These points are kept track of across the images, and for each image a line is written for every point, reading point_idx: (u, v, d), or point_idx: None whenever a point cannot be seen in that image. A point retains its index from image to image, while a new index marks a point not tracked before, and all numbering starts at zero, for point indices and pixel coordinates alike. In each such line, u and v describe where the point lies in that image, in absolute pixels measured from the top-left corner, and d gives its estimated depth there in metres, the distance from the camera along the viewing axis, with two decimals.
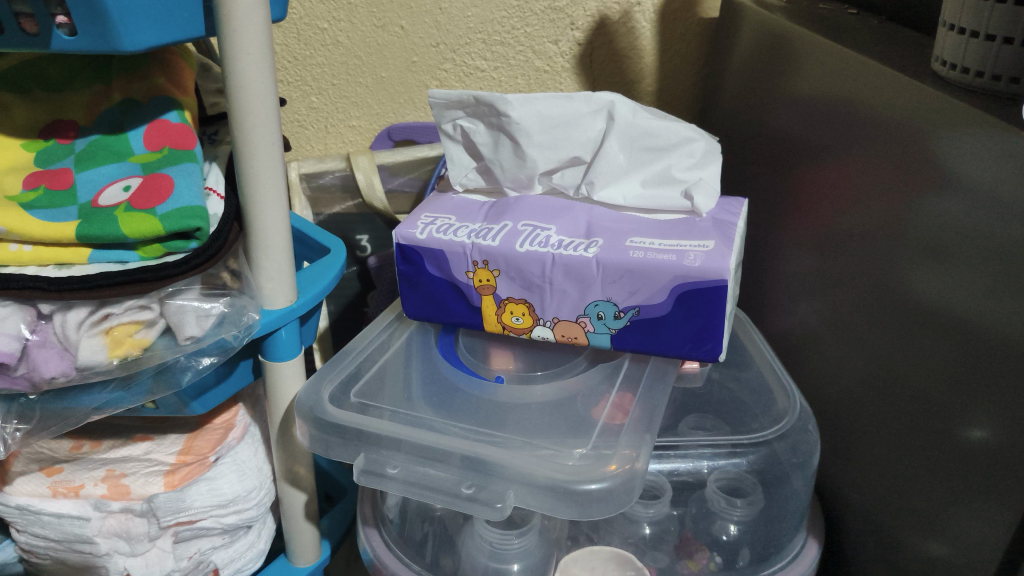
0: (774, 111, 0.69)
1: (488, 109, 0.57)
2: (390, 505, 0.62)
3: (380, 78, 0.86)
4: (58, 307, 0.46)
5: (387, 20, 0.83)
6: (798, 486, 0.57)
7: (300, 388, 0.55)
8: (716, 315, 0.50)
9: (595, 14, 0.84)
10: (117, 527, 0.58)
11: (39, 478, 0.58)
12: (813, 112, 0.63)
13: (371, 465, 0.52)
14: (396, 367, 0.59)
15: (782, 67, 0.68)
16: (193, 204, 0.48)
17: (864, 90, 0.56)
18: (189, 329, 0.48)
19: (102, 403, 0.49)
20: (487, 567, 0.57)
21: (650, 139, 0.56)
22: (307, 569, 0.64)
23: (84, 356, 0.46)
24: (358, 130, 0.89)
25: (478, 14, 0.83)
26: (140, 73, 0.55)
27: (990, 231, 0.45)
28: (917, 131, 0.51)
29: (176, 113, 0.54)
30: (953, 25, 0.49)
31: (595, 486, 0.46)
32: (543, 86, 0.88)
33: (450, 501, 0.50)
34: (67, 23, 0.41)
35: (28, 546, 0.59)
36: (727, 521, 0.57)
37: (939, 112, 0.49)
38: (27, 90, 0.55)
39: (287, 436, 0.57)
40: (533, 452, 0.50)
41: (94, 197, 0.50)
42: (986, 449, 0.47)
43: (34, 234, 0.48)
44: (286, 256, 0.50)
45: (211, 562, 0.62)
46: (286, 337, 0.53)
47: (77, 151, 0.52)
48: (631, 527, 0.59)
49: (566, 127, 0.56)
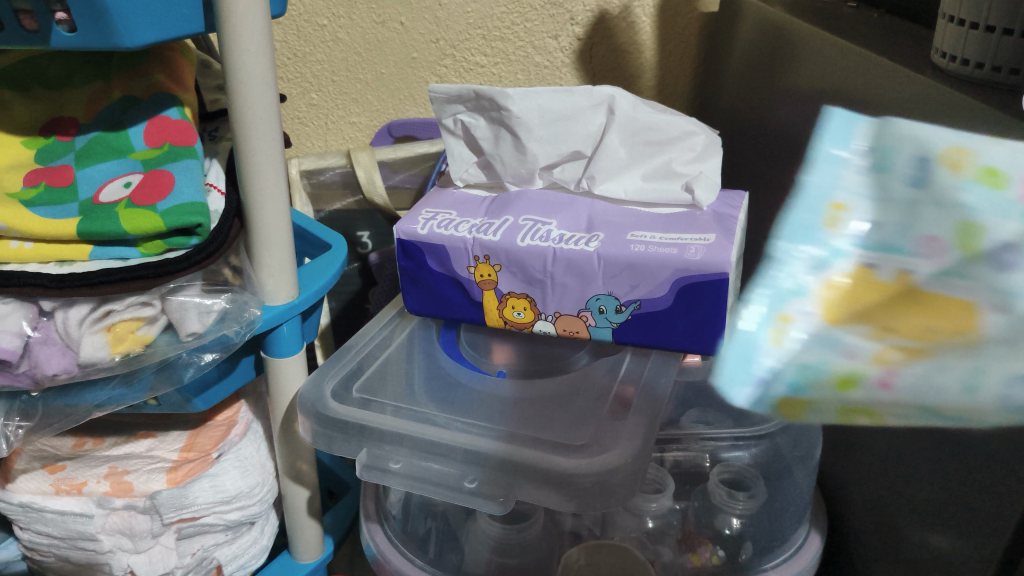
0: (773, 105, 0.70)
1: (489, 103, 0.57)
2: (394, 500, 0.61)
3: (380, 74, 0.86)
4: (59, 303, 0.47)
5: (387, 16, 0.83)
6: (799, 479, 0.59)
7: (303, 383, 0.55)
8: (720, 308, 0.50)
9: (594, 9, 0.84)
10: (120, 524, 0.57)
11: (43, 476, 0.58)
12: (812, 104, 0.63)
13: (375, 460, 0.52)
14: (398, 363, 0.59)
15: (782, 60, 0.69)
16: (194, 200, 0.48)
17: (864, 81, 0.57)
18: (191, 326, 0.48)
19: (106, 400, 0.49)
20: (492, 564, 0.58)
21: (651, 133, 0.56)
22: (308, 567, 0.64)
23: (86, 352, 0.46)
24: (358, 127, 0.89)
25: (478, 10, 0.83)
26: (140, 70, 0.56)
27: None
28: (918, 125, 0.51)
29: (176, 111, 0.54)
30: (953, 17, 0.50)
31: (596, 480, 0.47)
32: (543, 81, 0.87)
33: (455, 495, 0.50)
34: (66, 20, 0.41)
35: (32, 543, 0.59)
36: (730, 514, 0.58)
37: (940, 105, 0.49)
38: (27, 88, 0.55)
39: (289, 433, 0.57)
40: (536, 444, 0.50)
41: (95, 194, 0.49)
42: (980, 438, 0.45)
43: (34, 230, 0.48)
44: (287, 252, 0.50)
45: (214, 559, 0.62)
46: (288, 333, 0.52)
47: (77, 148, 0.52)
48: (634, 521, 0.59)
49: (567, 122, 0.57)
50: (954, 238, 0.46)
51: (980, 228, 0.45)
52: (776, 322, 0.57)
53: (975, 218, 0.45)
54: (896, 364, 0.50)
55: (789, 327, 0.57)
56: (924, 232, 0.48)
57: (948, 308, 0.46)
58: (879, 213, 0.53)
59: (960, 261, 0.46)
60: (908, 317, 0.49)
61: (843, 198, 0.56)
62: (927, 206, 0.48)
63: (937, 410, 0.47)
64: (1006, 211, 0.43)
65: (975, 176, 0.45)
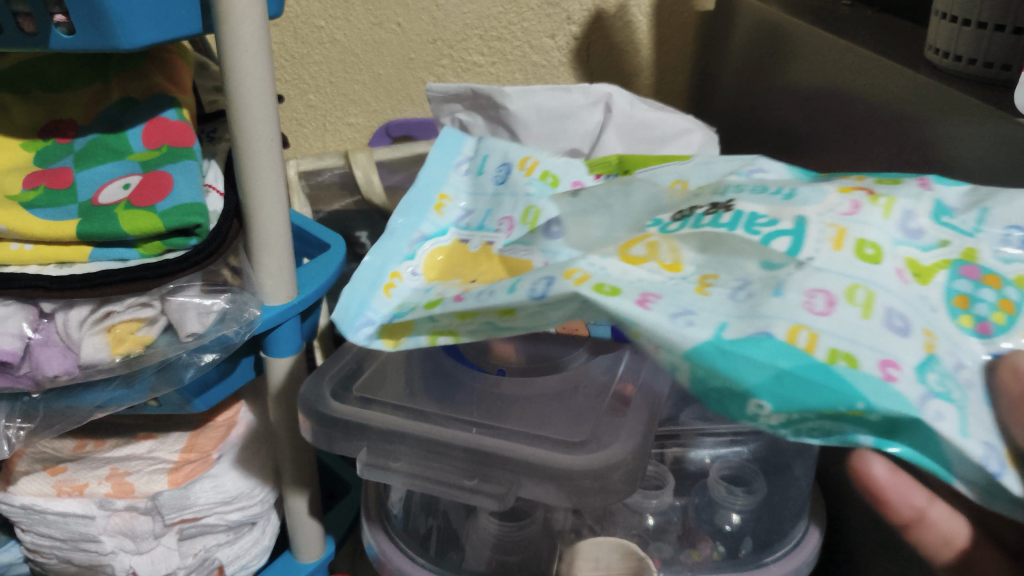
0: (771, 101, 0.73)
1: (487, 102, 0.62)
2: (395, 500, 0.61)
3: (378, 75, 0.86)
4: (60, 305, 0.47)
5: (384, 17, 0.83)
6: (798, 474, 0.60)
7: (302, 382, 0.55)
8: None
9: (591, 7, 0.84)
10: (122, 525, 0.57)
11: (45, 477, 0.58)
12: (809, 100, 0.67)
13: (375, 458, 0.52)
14: (397, 362, 0.59)
15: (779, 55, 0.71)
16: (193, 201, 0.48)
17: (860, 79, 0.61)
18: (191, 326, 0.48)
19: (106, 401, 0.49)
20: (493, 561, 0.58)
21: (645, 130, 0.62)
22: (311, 566, 0.65)
23: (87, 353, 0.46)
24: (356, 128, 0.89)
25: (475, 10, 0.83)
26: (139, 72, 0.56)
27: None
28: (917, 121, 0.55)
29: (175, 112, 0.54)
30: (945, 14, 0.54)
31: (596, 478, 0.47)
32: (541, 80, 0.88)
33: (455, 492, 0.51)
34: (65, 22, 0.41)
35: (34, 545, 0.59)
36: (730, 510, 0.59)
37: (937, 101, 0.53)
38: (26, 91, 0.55)
39: (290, 433, 0.57)
40: (538, 441, 0.50)
41: (94, 195, 0.50)
42: None
43: (34, 232, 0.48)
44: (287, 252, 0.50)
45: (216, 559, 0.62)
46: (287, 333, 0.53)
47: (76, 150, 0.52)
48: (635, 517, 0.59)
49: (563, 119, 0.62)
50: (523, 217, 0.47)
51: (537, 210, 0.47)
52: (384, 275, 0.47)
53: (536, 203, 0.48)
54: (468, 291, 0.43)
55: (374, 272, 0.47)
56: (503, 215, 0.49)
57: (500, 262, 0.45)
58: (473, 204, 0.51)
59: (539, 227, 0.46)
60: (476, 273, 0.45)
61: (445, 190, 0.52)
62: (509, 196, 0.49)
63: (497, 316, 0.41)
64: (568, 193, 0.48)
65: (538, 176, 0.50)
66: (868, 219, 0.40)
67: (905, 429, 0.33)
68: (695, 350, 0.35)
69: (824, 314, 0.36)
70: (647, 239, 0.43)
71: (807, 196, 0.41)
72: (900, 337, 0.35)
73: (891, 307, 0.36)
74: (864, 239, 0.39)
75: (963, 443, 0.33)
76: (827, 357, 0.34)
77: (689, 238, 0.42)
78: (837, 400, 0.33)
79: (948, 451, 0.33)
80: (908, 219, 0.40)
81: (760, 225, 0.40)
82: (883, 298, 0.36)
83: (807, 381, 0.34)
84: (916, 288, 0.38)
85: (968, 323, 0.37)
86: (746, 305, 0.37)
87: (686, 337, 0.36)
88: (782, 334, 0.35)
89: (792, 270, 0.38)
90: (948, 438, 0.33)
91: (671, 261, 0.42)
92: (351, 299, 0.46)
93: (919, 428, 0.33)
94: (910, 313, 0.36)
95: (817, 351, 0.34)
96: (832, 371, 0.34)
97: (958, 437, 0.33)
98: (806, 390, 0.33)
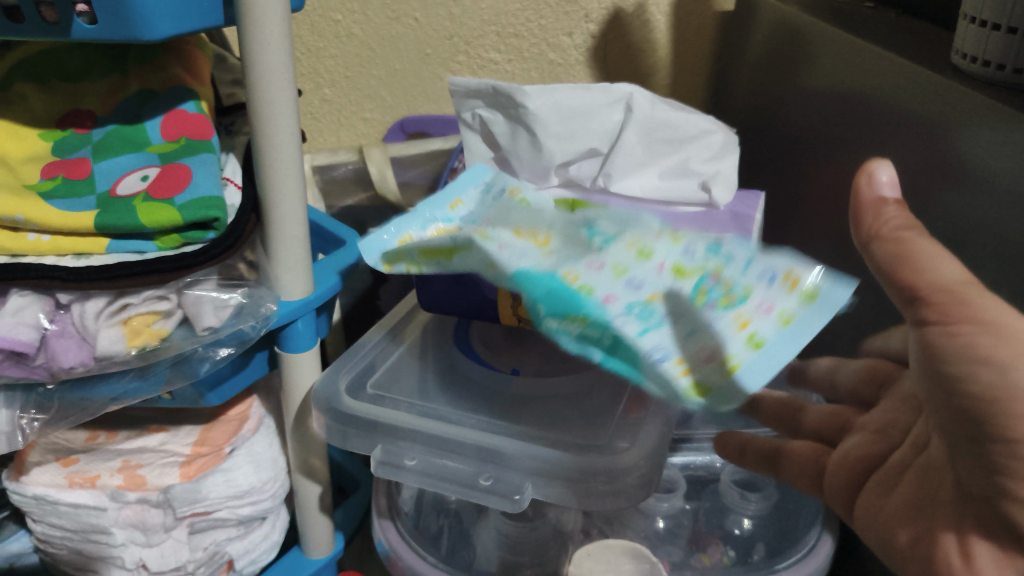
0: (786, 106, 0.74)
1: (507, 100, 0.62)
2: (405, 497, 0.61)
3: (394, 70, 0.85)
4: (76, 296, 0.46)
5: (401, 12, 0.81)
6: None
7: (316, 380, 0.54)
8: None
9: (609, 6, 0.84)
10: (133, 518, 0.57)
11: (56, 468, 0.58)
12: (823, 103, 0.68)
13: (388, 456, 0.51)
14: (410, 363, 0.59)
15: (798, 57, 0.71)
16: (211, 194, 0.48)
17: (880, 82, 0.61)
18: (207, 320, 0.48)
19: (121, 393, 0.49)
20: (503, 561, 0.58)
21: (667, 130, 0.63)
22: (320, 561, 0.65)
23: (103, 345, 0.46)
24: (370, 123, 0.88)
25: (492, 6, 0.82)
26: (157, 64, 0.56)
27: (983, 216, 0.53)
28: (937, 124, 0.56)
29: (193, 103, 0.54)
30: (975, 18, 0.54)
31: (608, 481, 0.47)
32: (556, 78, 0.87)
33: (466, 491, 0.49)
34: (87, 12, 0.41)
35: (45, 536, 0.59)
36: (742, 515, 0.60)
37: (958, 106, 0.54)
38: (45, 80, 0.55)
39: (302, 427, 0.57)
40: (550, 442, 0.50)
41: (112, 187, 0.49)
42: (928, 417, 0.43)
43: (54, 223, 0.47)
44: (303, 248, 0.50)
45: (226, 553, 0.62)
46: (302, 329, 0.52)
47: (94, 141, 0.52)
48: (645, 521, 0.60)
49: (584, 118, 0.62)
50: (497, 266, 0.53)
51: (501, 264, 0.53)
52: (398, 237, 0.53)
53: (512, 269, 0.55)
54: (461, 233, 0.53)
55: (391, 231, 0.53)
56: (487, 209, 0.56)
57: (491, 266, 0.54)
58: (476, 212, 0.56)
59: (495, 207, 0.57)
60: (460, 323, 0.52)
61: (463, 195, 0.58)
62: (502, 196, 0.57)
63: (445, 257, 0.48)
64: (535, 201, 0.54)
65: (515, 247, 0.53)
66: (659, 245, 0.53)
67: (624, 348, 0.45)
68: (513, 270, 0.47)
69: (595, 271, 0.50)
70: (541, 237, 0.53)
71: (635, 222, 0.55)
72: (633, 291, 0.49)
73: (635, 278, 0.50)
74: (645, 246, 0.53)
75: (639, 340, 0.45)
76: (579, 287, 0.47)
77: (561, 230, 0.54)
78: (572, 306, 0.46)
79: (645, 365, 0.45)
80: (688, 252, 0.52)
81: (594, 233, 0.54)
82: (632, 272, 0.50)
83: (559, 298, 0.46)
84: (670, 279, 0.50)
85: (703, 301, 0.48)
86: (554, 260, 0.50)
87: (509, 262, 0.47)
88: (563, 274, 0.48)
89: (592, 253, 0.52)
90: (632, 349, 0.45)
91: (540, 240, 0.52)
92: (370, 244, 0.52)
93: (631, 350, 0.45)
94: (647, 284, 0.50)
95: (575, 283, 0.48)
96: (575, 293, 0.46)
97: (641, 345, 0.45)
98: (562, 300, 0.46)
